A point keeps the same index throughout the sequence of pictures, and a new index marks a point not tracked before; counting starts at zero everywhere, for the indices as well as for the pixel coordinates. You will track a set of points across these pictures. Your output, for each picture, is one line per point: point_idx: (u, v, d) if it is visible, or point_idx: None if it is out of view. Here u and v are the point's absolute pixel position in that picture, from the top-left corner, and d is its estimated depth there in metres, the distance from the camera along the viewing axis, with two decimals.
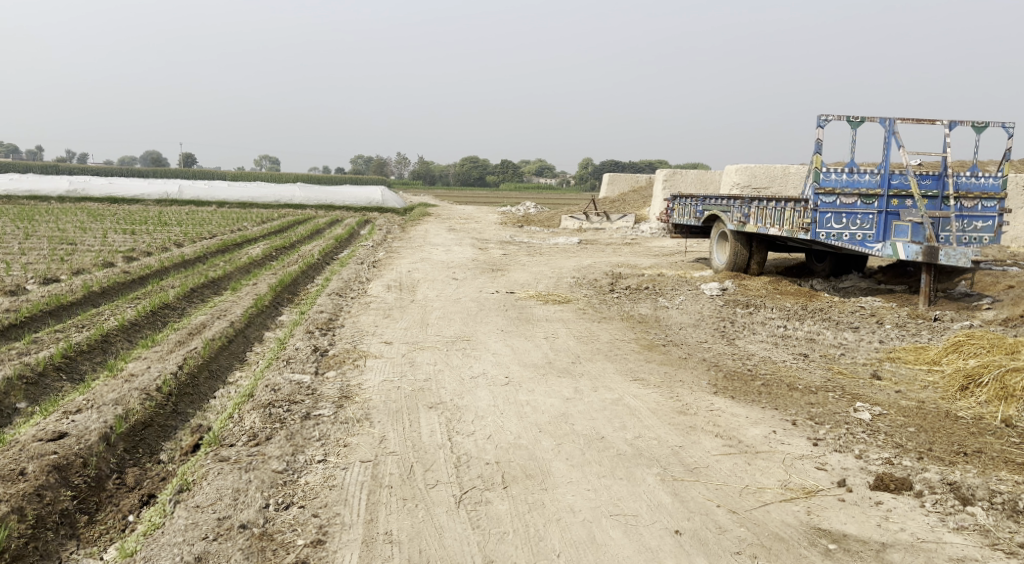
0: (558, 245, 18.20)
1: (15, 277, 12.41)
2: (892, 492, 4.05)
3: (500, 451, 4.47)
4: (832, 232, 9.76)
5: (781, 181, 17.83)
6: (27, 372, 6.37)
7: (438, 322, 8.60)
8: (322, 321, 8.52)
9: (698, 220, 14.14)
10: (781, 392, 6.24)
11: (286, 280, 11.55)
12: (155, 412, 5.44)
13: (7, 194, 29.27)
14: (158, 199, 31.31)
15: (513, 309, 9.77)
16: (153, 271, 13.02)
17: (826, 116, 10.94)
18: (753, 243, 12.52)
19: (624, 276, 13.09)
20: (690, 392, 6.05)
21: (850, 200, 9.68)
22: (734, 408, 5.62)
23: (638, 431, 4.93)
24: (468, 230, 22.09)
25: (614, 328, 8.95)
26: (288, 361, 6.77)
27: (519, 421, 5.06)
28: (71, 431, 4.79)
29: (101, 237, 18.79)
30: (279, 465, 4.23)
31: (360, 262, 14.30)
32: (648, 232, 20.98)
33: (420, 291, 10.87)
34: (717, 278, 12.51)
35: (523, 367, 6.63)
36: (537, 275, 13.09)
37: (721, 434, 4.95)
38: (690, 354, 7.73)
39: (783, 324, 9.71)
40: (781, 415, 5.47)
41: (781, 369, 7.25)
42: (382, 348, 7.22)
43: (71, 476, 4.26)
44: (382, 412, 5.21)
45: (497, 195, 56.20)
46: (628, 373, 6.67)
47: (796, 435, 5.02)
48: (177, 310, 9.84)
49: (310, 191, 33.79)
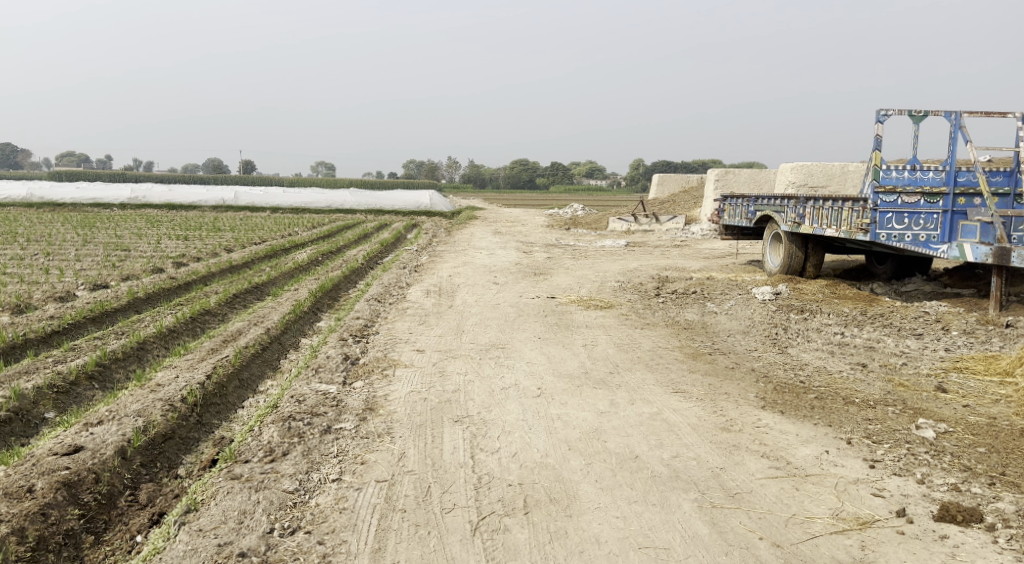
0: (604, 248, 17.81)
1: (66, 283, 12.64)
2: (959, 524, 3.62)
3: (524, 472, 4.17)
4: (893, 232, 9.21)
5: (838, 180, 17.11)
6: (59, 381, 6.31)
7: (473, 328, 8.36)
8: (356, 328, 8.35)
9: (750, 221, 13.59)
10: (836, 407, 5.80)
11: (326, 285, 11.45)
12: (177, 423, 5.29)
13: (73, 202, 30.20)
14: (215, 205, 31.89)
15: (553, 315, 9.46)
16: (200, 277, 13.12)
17: (885, 111, 10.37)
18: (808, 245, 11.96)
19: (671, 280, 12.65)
20: (735, 406, 5.65)
21: (913, 199, 9.09)
22: (783, 424, 5.21)
23: (676, 450, 4.58)
24: (514, 233, 21.84)
25: (657, 335, 8.57)
26: (317, 370, 6.59)
27: (547, 437, 4.75)
28: (87, 445, 4.66)
29: (154, 243, 19.13)
30: (291, 484, 4.02)
31: (402, 266, 14.16)
32: (699, 234, 20.40)
33: (459, 297, 10.65)
34: (770, 281, 11.97)
35: (557, 377, 6.32)
36: (581, 279, 12.74)
37: (768, 454, 4.56)
38: (738, 363, 7.32)
39: (841, 331, 9.19)
40: (835, 434, 5.05)
41: (836, 381, 6.78)
42: (414, 356, 7.00)
43: (81, 493, 4.13)
44: (406, 426, 4.97)
45: (546, 197, 55.95)
46: (669, 384, 6.30)
47: (850, 456, 4.60)
48: (218, 316, 9.80)
49: (360, 196, 33.99)
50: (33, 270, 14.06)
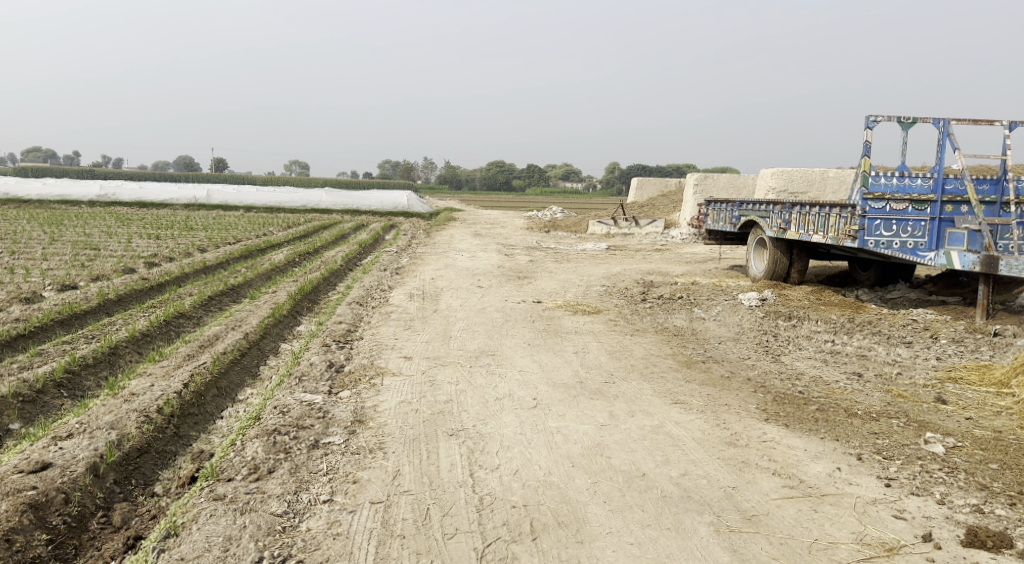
0: (585, 251, 17.63)
1: (32, 283, 12.15)
2: (989, 551, 3.51)
3: (528, 492, 3.94)
4: (881, 239, 9.10)
5: (819, 185, 17.12)
6: (24, 389, 5.95)
7: (461, 334, 8.11)
8: (339, 333, 8.06)
9: (734, 226, 13.48)
10: (839, 420, 5.64)
11: (306, 287, 11.12)
12: (153, 436, 4.98)
13: (40, 198, 29.38)
14: (188, 204, 31.25)
15: (541, 320, 9.23)
16: (173, 278, 12.70)
17: (874, 116, 10.31)
18: (793, 251, 11.88)
19: (656, 284, 12.49)
20: (738, 419, 5.47)
21: (901, 205, 9.02)
22: (790, 438, 5.03)
23: (684, 467, 4.37)
24: (494, 235, 21.59)
25: (648, 342, 8.39)
26: (301, 378, 6.30)
27: (548, 453, 4.52)
28: (56, 461, 4.34)
29: (124, 242, 18.58)
30: (279, 506, 3.75)
31: (382, 268, 13.84)
32: (679, 238, 20.30)
33: (443, 301, 10.37)
34: (756, 287, 11.86)
35: (552, 387, 6.08)
36: (566, 283, 12.52)
37: (780, 472, 4.38)
38: (733, 372, 7.15)
39: (830, 339, 9.08)
40: (844, 449, 4.88)
41: (834, 391, 6.64)
42: (401, 364, 6.73)
43: (49, 515, 3.83)
44: (398, 440, 4.71)
45: (523, 199, 55.87)
46: (667, 394, 6.10)
47: (864, 473, 4.43)
48: (192, 319, 9.44)
49: (336, 196, 33.45)
50: None
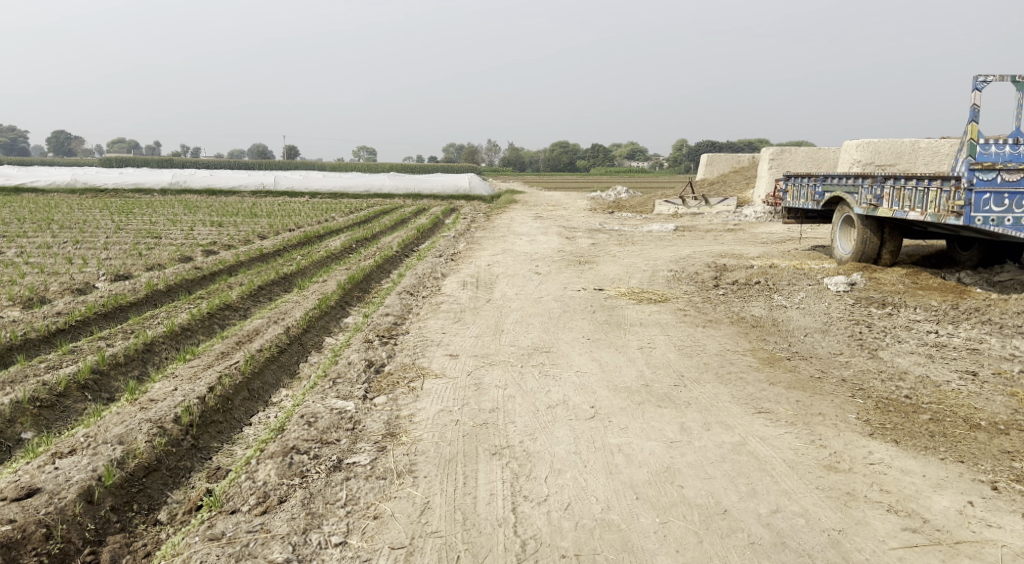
0: (652, 232, 16.63)
1: (87, 273, 11.99)
2: None
3: (582, 536, 3.29)
4: (990, 216, 7.88)
5: (909, 157, 15.66)
6: (42, 393, 5.54)
7: (515, 327, 7.40)
8: (384, 327, 7.45)
9: (818, 203, 12.29)
10: (959, 434, 4.70)
11: (357, 275, 10.56)
12: (165, 452, 4.41)
13: (115, 186, 29.93)
14: (255, 191, 31.39)
15: (603, 310, 8.43)
16: (227, 266, 12.39)
17: (984, 76, 9.10)
18: (885, 229, 10.67)
19: (730, 268, 11.49)
20: (836, 434, 4.59)
21: (1015, 176, 7.75)
22: (904, 460, 4.15)
23: (775, 501, 3.59)
24: (557, 217, 20.76)
25: (723, 335, 7.50)
26: (335, 381, 5.71)
27: (607, 480, 3.79)
28: (47, 485, 3.85)
29: (186, 230, 18.46)
30: (281, 552, 3.21)
31: (438, 254, 13.21)
32: (753, 217, 19.04)
33: (498, 289, 9.66)
34: (842, 270, 10.74)
35: (613, 392, 5.31)
36: (631, 268, 11.64)
37: (896, 508, 3.56)
38: (824, 372, 6.23)
39: (933, 329, 8.00)
40: (973, 475, 3.98)
41: (947, 395, 5.67)
42: (446, 363, 6.07)
43: (23, 557, 3.36)
44: (433, 461, 4.04)
45: (585, 178, 54.73)
46: (749, 401, 5.25)
47: (1005, 510, 3.56)
48: (238, 311, 9.00)
49: (398, 179, 32.89)
50: (58, 259, 13.49)
